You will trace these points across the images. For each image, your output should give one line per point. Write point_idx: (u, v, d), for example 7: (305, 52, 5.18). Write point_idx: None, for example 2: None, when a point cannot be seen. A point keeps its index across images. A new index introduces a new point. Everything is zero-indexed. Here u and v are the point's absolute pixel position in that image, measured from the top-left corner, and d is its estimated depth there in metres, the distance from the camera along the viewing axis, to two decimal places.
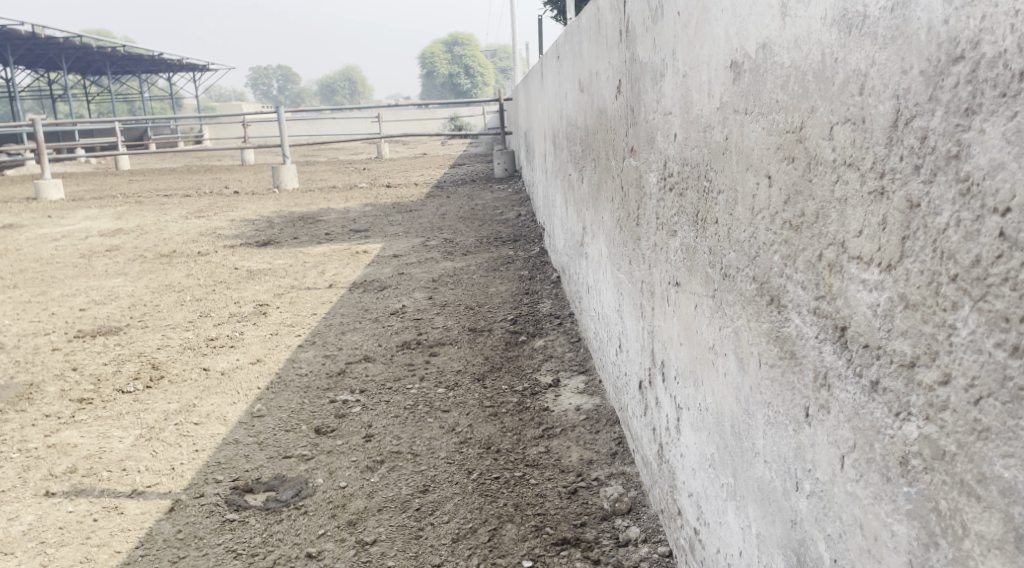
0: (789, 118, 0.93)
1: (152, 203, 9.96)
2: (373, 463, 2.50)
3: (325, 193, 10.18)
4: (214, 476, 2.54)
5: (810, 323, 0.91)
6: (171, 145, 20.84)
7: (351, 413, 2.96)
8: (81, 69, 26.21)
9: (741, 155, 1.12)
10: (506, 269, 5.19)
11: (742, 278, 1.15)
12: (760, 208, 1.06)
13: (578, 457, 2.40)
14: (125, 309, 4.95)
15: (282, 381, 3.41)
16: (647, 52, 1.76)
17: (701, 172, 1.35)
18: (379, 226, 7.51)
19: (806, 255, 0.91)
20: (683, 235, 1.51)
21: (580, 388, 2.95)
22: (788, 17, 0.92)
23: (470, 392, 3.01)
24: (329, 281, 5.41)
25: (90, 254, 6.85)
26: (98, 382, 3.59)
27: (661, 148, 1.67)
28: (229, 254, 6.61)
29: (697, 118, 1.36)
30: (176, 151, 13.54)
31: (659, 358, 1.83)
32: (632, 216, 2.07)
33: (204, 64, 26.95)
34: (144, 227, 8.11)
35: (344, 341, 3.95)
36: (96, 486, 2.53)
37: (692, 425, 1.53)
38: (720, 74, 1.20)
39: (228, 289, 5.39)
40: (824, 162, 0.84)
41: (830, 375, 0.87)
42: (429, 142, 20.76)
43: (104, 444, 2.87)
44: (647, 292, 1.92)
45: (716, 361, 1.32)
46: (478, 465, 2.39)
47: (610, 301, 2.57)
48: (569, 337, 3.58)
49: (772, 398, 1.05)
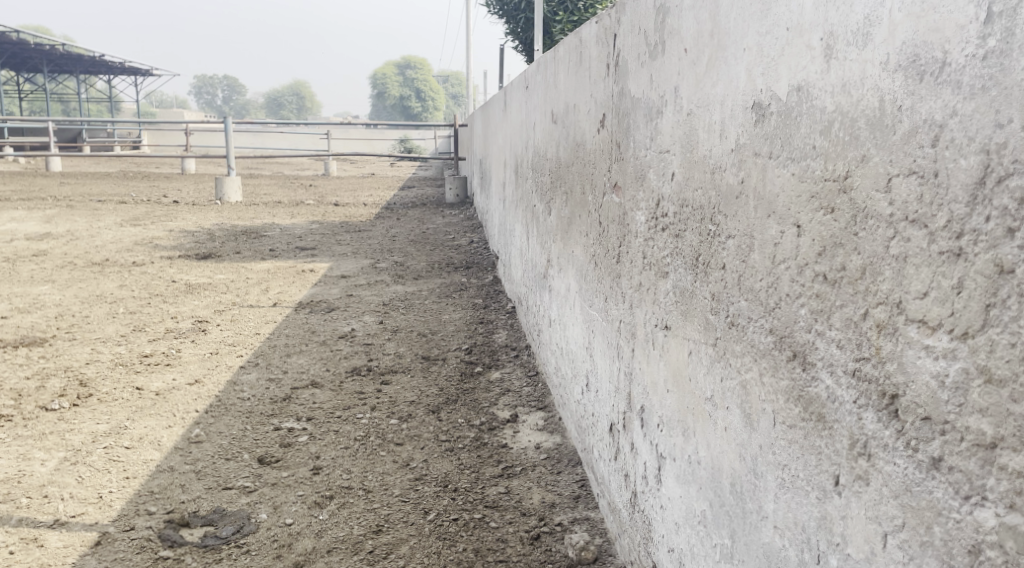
0: (830, 164, 0.88)
1: (84, 208, 9.56)
2: (322, 498, 2.36)
3: (270, 208, 9.93)
4: (146, 508, 2.36)
5: (846, 386, 0.85)
6: (108, 149, 20.26)
7: (298, 442, 2.81)
8: (17, 65, 25.24)
9: (761, 200, 1.06)
10: (459, 297, 5.10)
11: (755, 329, 1.09)
12: (784, 258, 1.00)
13: (540, 499, 2.31)
14: (52, 319, 4.67)
15: (223, 405, 3.23)
16: (641, 86, 1.71)
17: (705, 215, 1.30)
18: (327, 245, 7.34)
19: (844, 311, 0.85)
20: (677, 278, 1.45)
21: (539, 425, 2.86)
22: (834, 60, 0.87)
23: (425, 425, 2.90)
24: (273, 300, 5.23)
25: (15, 259, 6.50)
26: (19, 398, 3.35)
27: (653, 185, 1.62)
28: (166, 266, 6.35)
29: (703, 158, 1.31)
30: (112, 157, 13.10)
31: (638, 402, 1.76)
32: (611, 254, 2.01)
33: (148, 70, 26.34)
34: (75, 233, 7.75)
35: (289, 363, 3.79)
36: (14, 514, 2.33)
37: (678, 478, 1.47)
38: (737, 115, 1.15)
39: (165, 302, 5.15)
40: (877, 215, 0.78)
41: (870, 443, 0.80)
42: (378, 162, 20.61)
43: (23, 467, 2.66)
44: (627, 333, 1.86)
45: (714, 414, 1.26)
46: (434, 505, 2.28)
47: (578, 338, 2.51)
48: (526, 370, 3.50)
49: (789, 459, 0.99)
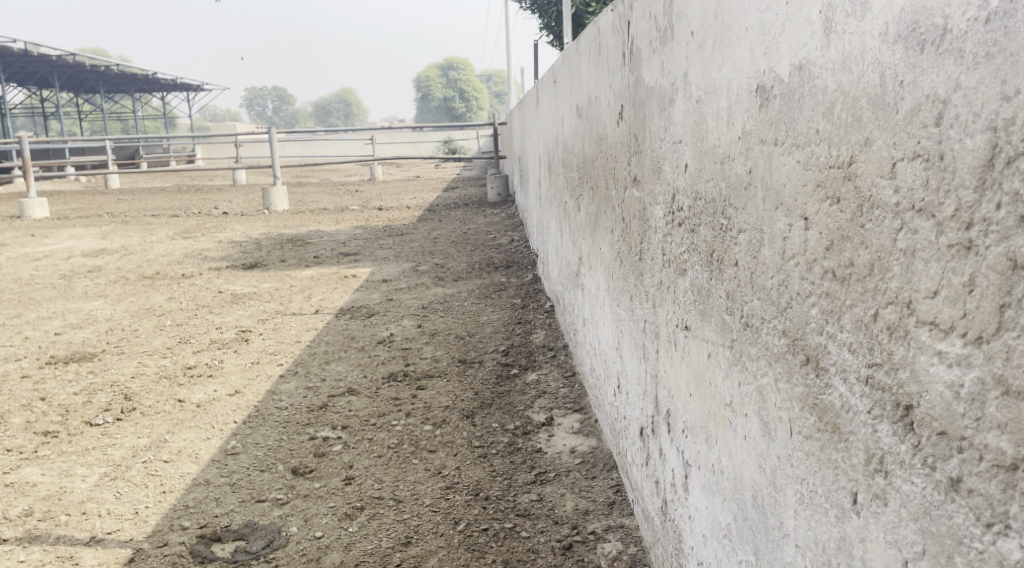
0: (833, 150, 0.79)
1: (138, 223, 9.80)
2: (352, 509, 2.33)
3: (315, 215, 10.04)
4: (180, 522, 2.36)
5: (859, 395, 0.77)
6: (162, 165, 20.83)
7: (332, 451, 2.79)
8: (74, 87, 26.02)
9: (768, 192, 0.98)
10: (498, 297, 5.05)
11: (768, 331, 1.01)
12: (793, 254, 0.91)
13: (573, 506, 2.24)
14: (102, 334, 4.77)
15: (260, 415, 3.24)
16: (654, 75, 1.63)
17: (717, 209, 1.21)
18: (369, 250, 7.36)
19: (854, 311, 0.77)
20: (694, 275, 1.38)
21: (574, 428, 2.79)
22: (833, 34, 0.78)
23: (458, 431, 2.85)
24: (315, 307, 5.26)
25: (71, 275, 6.68)
26: (66, 414, 3.41)
27: (669, 178, 1.54)
28: (213, 277, 6.44)
29: (713, 148, 1.22)
30: (165, 172, 13.43)
31: (664, 407, 1.68)
32: (634, 250, 1.94)
33: (198, 85, 26.92)
34: (129, 248, 7.94)
35: (328, 371, 3.79)
36: (52, 532, 2.36)
37: (703, 488, 1.39)
38: (743, 98, 1.06)
39: (211, 313, 5.22)
40: (882, 205, 0.70)
41: (887, 459, 0.72)
42: (422, 165, 20.73)
43: (65, 484, 2.69)
44: (651, 333, 1.78)
45: (734, 421, 1.18)
46: (465, 514, 2.23)
47: (609, 338, 2.43)
48: (563, 371, 3.43)
49: (807, 473, 0.91)
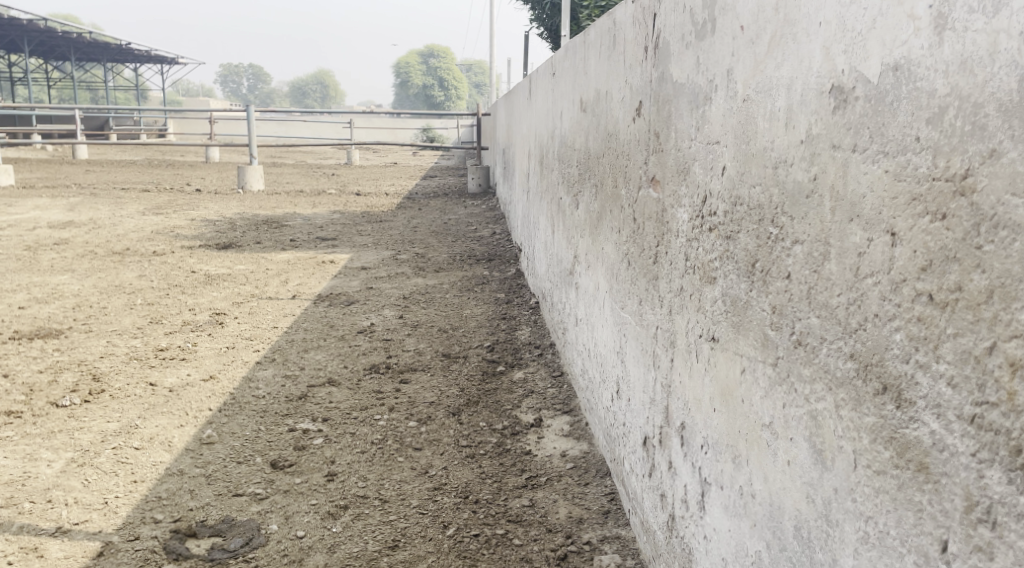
0: (939, 159, 0.73)
1: (107, 196, 9.51)
2: (336, 508, 2.23)
3: (291, 197, 9.84)
4: (152, 515, 2.24)
5: (960, 434, 0.70)
6: (132, 138, 20.35)
7: (313, 445, 2.68)
8: (45, 52, 25.32)
9: (840, 202, 0.90)
10: (480, 290, 4.96)
11: (829, 352, 0.94)
12: (871, 271, 0.84)
13: (567, 514, 2.16)
14: (69, 310, 4.60)
15: (237, 403, 3.12)
16: (685, 70, 1.55)
17: (765, 216, 1.14)
18: (347, 235, 7.21)
19: (957, 340, 0.71)
20: (728, 285, 1.30)
21: (564, 430, 2.71)
22: (948, 31, 0.72)
23: (445, 429, 2.76)
24: (293, 292, 5.12)
25: (36, 247, 6.43)
26: (30, 394, 3.26)
27: (699, 180, 1.46)
28: (186, 255, 6.26)
29: (763, 151, 1.15)
30: (136, 145, 13.09)
31: (678, 418, 1.61)
32: (647, 253, 1.86)
33: (174, 57, 26.37)
34: (97, 222, 7.69)
35: (307, 359, 3.67)
36: (15, 521, 2.22)
37: (726, 510, 1.31)
38: (810, 98, 0.98)
39: (183, 294, 5.06)
40: (1012, 226, 0.66)
41: (997, 509, 0.67)
42: (400, 151, 20.52)
43: (28, 469, 2.55)
44: (665, 340, 1.70)
45: (774, 444, 1.10)
46: (454, 518, 2.14)
47: (608, 339, 2.36)
48: (551, 370, 3.35)
49: (875, 510, 0.83)
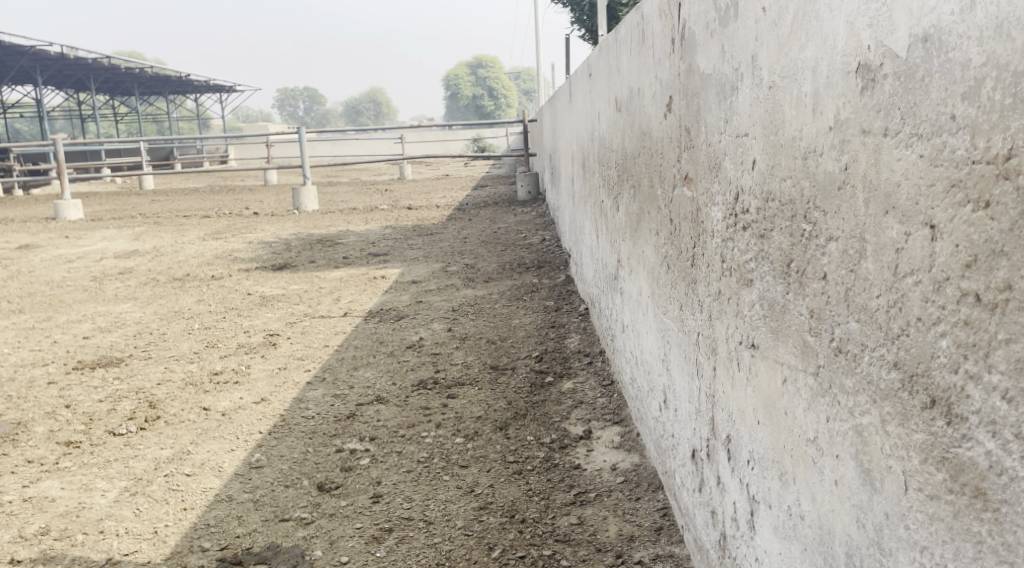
0: (979, 139, 0.65)
1: (170, 224, 9.77)
2: (380, 532, 2.19)
3: (345, 215, 9.94)
4: (200, 543, 2.23)
5: (1021, 456, 0.62)
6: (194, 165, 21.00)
7: (359, 465, 2.65)
8: (109, 88, 26.31)
9: (873, 192, 0.81)
10: (529, 299, 4.89)
11: (871, 360, 0.84)
12: (910, 269, 0.74)
13: (617, 532, 2.08)
14: (129, 338, 4.69)
15: (286, 425, 3.11)
16: (711, 60, 1.46)
17: (797, 212, 1.04)
18: (398, 250, 7.22)
19: (1010, 347, 0.63)
20: (764, 287, 1.21)
21: (615, 442, 2.62)
22: None
23: (492, 444, 2.69)
24: (344, 309, 5.13)
25: (101, 277, 6.61)
26: (89, 423, 3.31)
27: (730, 176, 1.37)
28: (243, 278, 6.35)
29: (791, 139, 1.05)
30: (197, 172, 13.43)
31: (723, 431, 1.51)
32: (685, 256, 1.76)
33: (231, 86, 27.07)
34: (159, 250, 7.88)
35: (356, 377, 3.65)
36: (68, 553, 2.25)
37: (776, 531, 1.21)
38: (836, 79, 0.89)
39: (239, 316, 5.11)
40: None
41: None
42: (451, 164, 20.63)
43: (84, 499, 2.58)
44: (706, 346, 1.61)
45: (819, 462, 1.00)
46: (499, 539, 2.08)
47: (652, 347, 2.26)
48: (601, 379, 3.26)
49: (930, 540, 0.74)
